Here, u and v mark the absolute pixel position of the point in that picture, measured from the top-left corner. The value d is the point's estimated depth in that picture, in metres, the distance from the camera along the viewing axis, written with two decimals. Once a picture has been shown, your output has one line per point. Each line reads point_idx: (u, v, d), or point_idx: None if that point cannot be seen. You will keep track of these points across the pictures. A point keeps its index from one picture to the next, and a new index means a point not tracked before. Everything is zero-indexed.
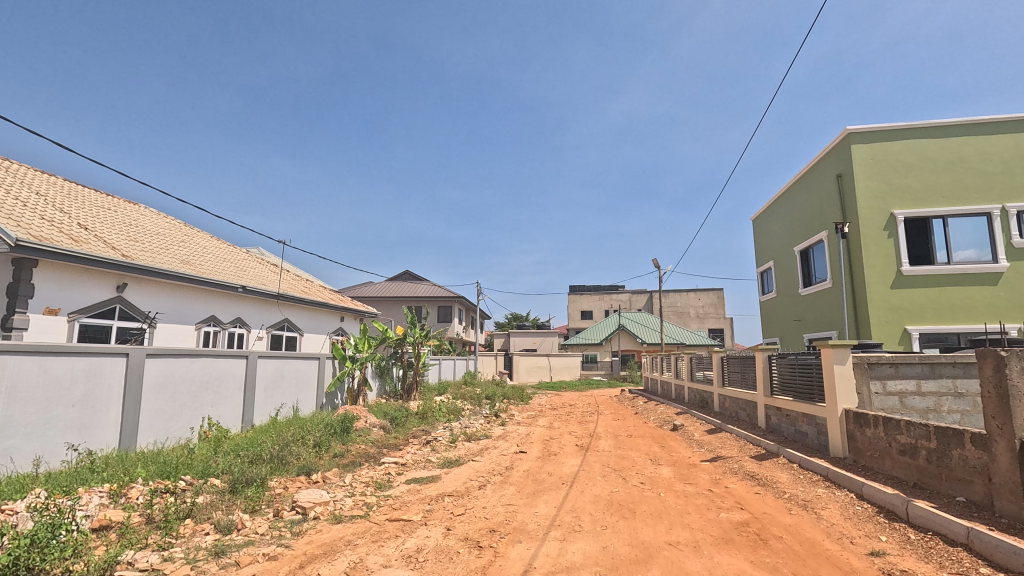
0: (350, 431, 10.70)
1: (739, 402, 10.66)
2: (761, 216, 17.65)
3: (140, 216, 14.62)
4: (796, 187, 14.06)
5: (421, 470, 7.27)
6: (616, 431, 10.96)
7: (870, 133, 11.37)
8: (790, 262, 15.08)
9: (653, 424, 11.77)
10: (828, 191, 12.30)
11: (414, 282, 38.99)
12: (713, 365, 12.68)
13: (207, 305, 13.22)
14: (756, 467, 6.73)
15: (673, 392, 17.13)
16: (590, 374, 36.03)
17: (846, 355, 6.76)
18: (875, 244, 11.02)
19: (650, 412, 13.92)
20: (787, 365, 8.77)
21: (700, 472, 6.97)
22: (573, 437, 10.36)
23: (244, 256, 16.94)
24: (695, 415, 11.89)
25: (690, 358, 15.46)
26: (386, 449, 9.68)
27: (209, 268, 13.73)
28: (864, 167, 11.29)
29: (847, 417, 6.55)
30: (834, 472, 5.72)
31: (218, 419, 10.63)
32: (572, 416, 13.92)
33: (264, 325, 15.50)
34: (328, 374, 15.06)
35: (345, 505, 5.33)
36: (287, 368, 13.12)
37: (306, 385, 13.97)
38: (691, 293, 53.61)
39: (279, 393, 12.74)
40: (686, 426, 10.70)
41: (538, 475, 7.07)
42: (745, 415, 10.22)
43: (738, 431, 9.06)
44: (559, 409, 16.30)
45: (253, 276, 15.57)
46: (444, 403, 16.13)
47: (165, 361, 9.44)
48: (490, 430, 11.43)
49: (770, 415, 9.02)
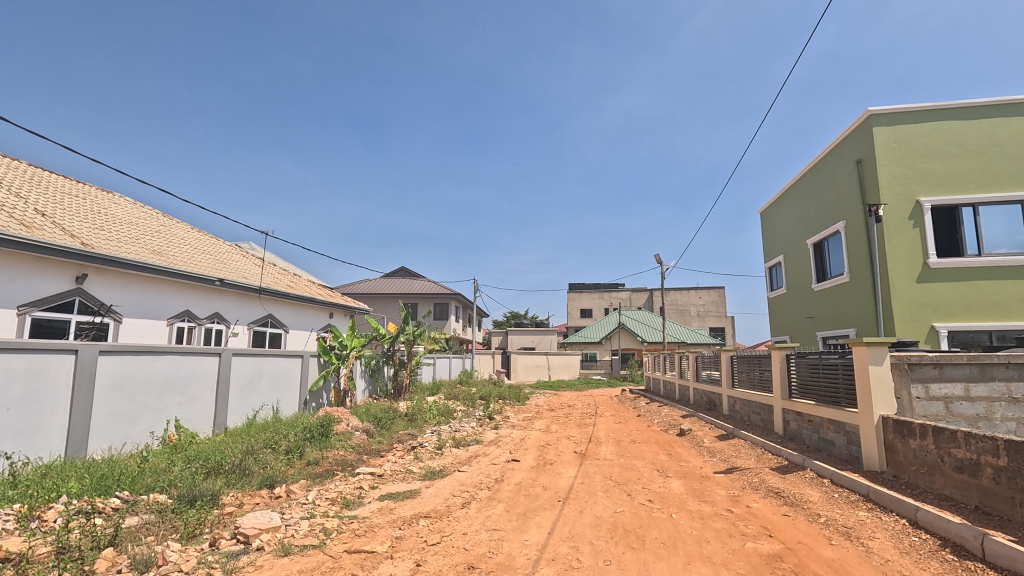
0: (330, 435, 9.86)
1: (752, 405, 9.78)
2: (770, 208, 16.80)
3: (111, 205, 13.78)
4: (810, 175, 13.19)
5: (398, 484, 6.43)
6: (617, 436, 10.12)
7: (893, 114, 10.51)
8: (802, 256, 14.23)
9: (657, 428, 10.93)
10: (846, 178, 11.46)
11: (410, 278, 38.15)
12: (721, 364, 11.80)
13: (181, 299, 12.39)
14: (780, 483, 5.88)
15: (678, 393, 16.27)
16: (590, 373, 35.17)
17: (883, 355, 5.91)
18: (899, 235, 10.18)
19: (653, 414, 13.06)
20: (807, 366, 7.95)
21: (715, 486, 6.12)
22: (572, 444, 9.51)
23: (225, 249, 16.10)
24: (704, 418, 11.00)
25: (695, 358, 14.59)
26: (367, 457, 8.83)
27: (185, 260, 12.90)
28: (886, 151, 10.44)
29: (885, 425, 5.71)
30: (876, 492, 4.89)
31: (186, 422, 9.80)
32: (571, 419, 13.09)
33: (245, 321, 14.65)
34: (312, 372, 14.22)
35: (297, 531, 4.47)
36: (266, 366, 12.29)
37: (288, 385, 13.14)
38: (692, 291, 52.81)
39: (257, 393, 11.91)
40: (694, 431, 9.85)
41: (531, 490, 6.24)
42: (759, 419, 9.34)
43: (753, 438, 8.22)
44: (558, 410, 15.45)
45: (233, 269, 14.73)
46: (436, 404, 15.32)
47: (123, 359, 8.61)
48: (482, 434, 10.62)
49: (788, 420, 8.17)
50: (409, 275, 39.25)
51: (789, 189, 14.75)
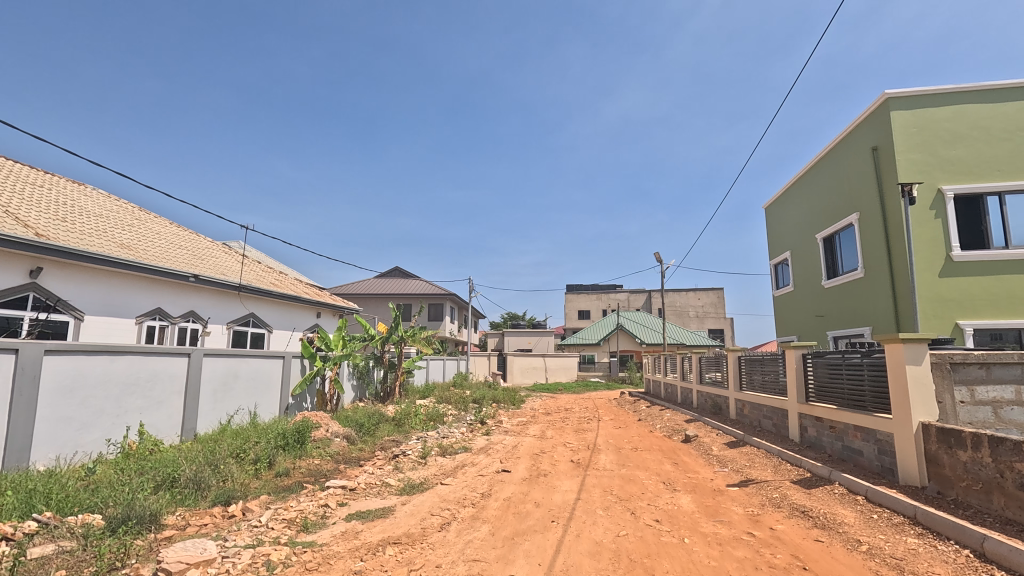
0: (306, 443, 9.09)
1: (764, 408, 9.04)
2: (775, 203, 16.12)
3: (81, 197, 13.06)
4: (821, 166, 12.50)
5: (372, 501, 5.67)
6: (618, 442, 9.37)
7: (912, 98, 9.81)
8: (811, 252, 13.54)
9: (661, 433, 10.18)
10: (861, 167, 10.76)
11: (405, 278, 37.37)
12: (727, 365, 11.05)
13: (151, 296, 11.63)
14: (806, 500, 5.15)
15: (680, 396, 15.52)
16: (588, 375, 34.43)
17: (922, 353, 5.19)
18: (920, 226, 9.48)
19: (655, 418, 12.32)
20: (826, 367, 7.24)
21: (730, 503, 5.38)
22: (569, 451, 8.75)
23: (206, 245, 15.36)
24: (710, 423, 10.25)
25: (698, 359, 13.85)
26: (344, 467, 8.05)
27: (157, 255, 12.13)
28: (905, 137, 9.74)
29: (926, 434, 4.98)
30: (925, 514, 4.18)
31: (150, 428, 9.03)
32: (568, 424, 12.33)
33: (224, 320, 13.88)
34: (295, 374, 13.44)
35: (234, 565, 3.71)
36: (242, 367, 11.51)
37: (267, 388, 12.35)
38: (691, 292, 52.14)
39: (233, 395, 11.13)
40: (700, 437, 9.10)
41: (521, 507, 5.50)
42: (772, 424, 8.60)
43: (768, 446, 7.47)
44: (554, 414, 14.69)
45: (211, 265, 13.97)
46: (426, 408, 14.55)
47: (76, 360, 7.85)
48: (472, 441, 9.86)
49: (806, 426, 7.44)
50: (403, 275, 38.47)
51: (797, 183, 14.07)
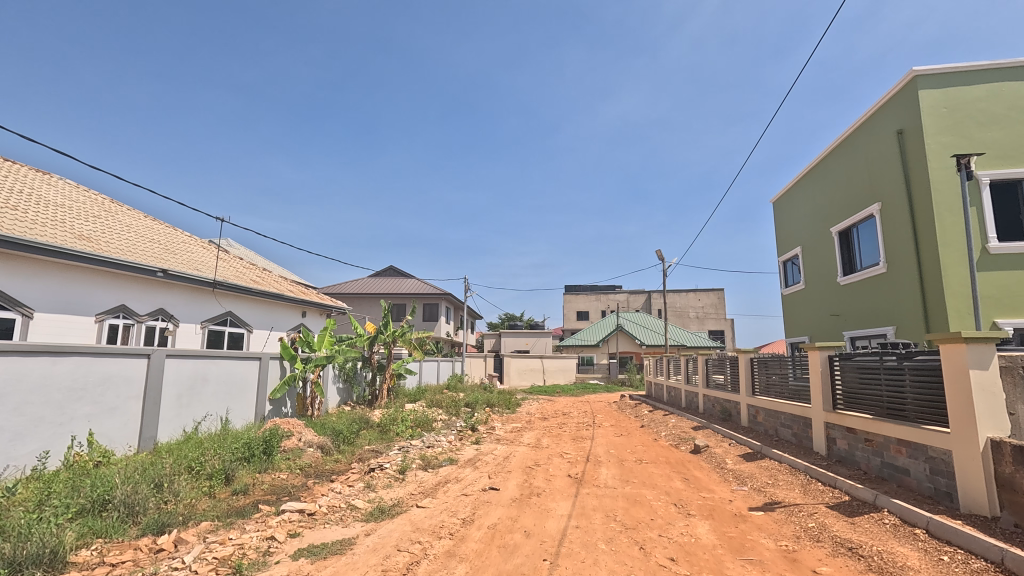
0: (274, 454, 8.20)
1: (781, 415, 8.16)
2: (784, 197, 15.29)
3: (45, 187, 12.22)
4: (837, 153, 11.65)
5: (330, 530, 4.77)
6: (619, 453, 8.50)
7: (942, 75, 8.96)
8: (824, 246, 12.70)
9: (667, 443, 9.30)
10: (884, 152, 9.92)
11: (400, 278, 36.45)
12: (738, 368, 10.16)
13: (113, 292, 10.73)
14: (851, 532, 4.27)
15: (684, 400, 14.64)
16: (588, 377, 33.49)
17: (988, 355, 4.36)
18: (952, 215, 8.63)
19: (659, 425, 11.44)
20: (856, 370, 6.40)
21: (757, 535, 4.50)
22: (565, 464, 7.86)
23: (182, 240, 14.51)
24: (720, 431, 9.36)
25: (704, 361, 12.95)
26: (312, 484, 7.12)
27: (122, 248, 11.25)
28: (934, 119, 8.89)
29: (997, 453, 4.14)
30: (1017, 560, 3.30)
31: (101, 437, 8.11)
32: (566, 431, 11.46)
33: (198, 320, 12.98)
34: (273, 377, 12.55)
35: None
36: (211, 370, 10.60)
37: (241, 392, 11.46)
38: (692, 293, 51.31)
39: (200, 400, 10.22)
40: (712, 448, 8.21)
41: (507, 538, 4.63)
42: (791, 434, 7.72)
43: (791, 460, 6.59)
44: (551, 420, 13.81)
45: (185, 260, 13.09)
46: (415, 413, 13.67)
47: (7, 361, 6.97)
48: (460, 451, 8.99)
49: (834, 437, 6.56)
50: (398, 275, 37.56)
51: (810, 173, 13.22)
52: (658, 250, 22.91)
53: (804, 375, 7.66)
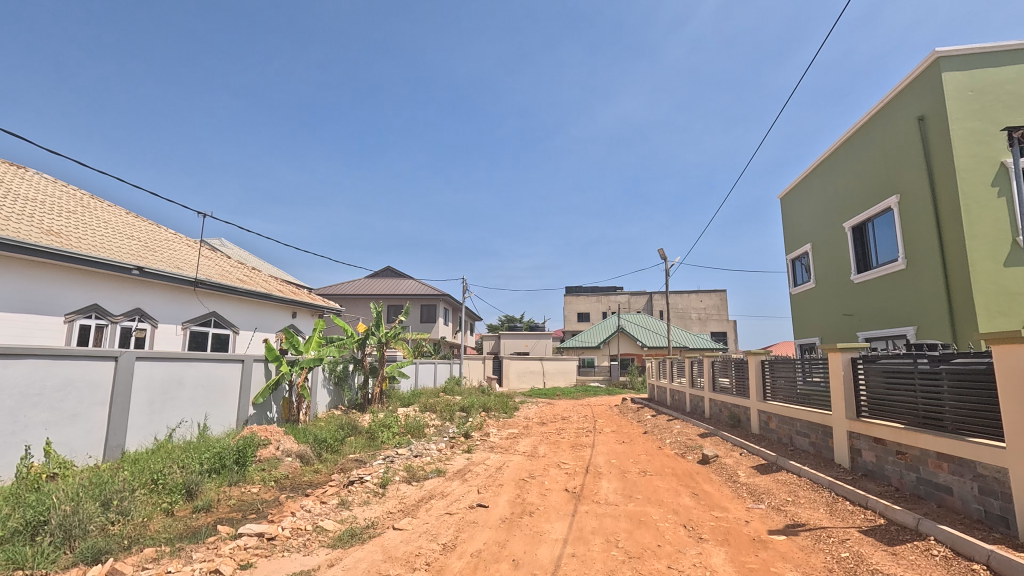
0: (247, 465, 7.58)
1: (798, 422, 7.52)
2: (792, 192, 14.68)
3: (18, 181, 11.65)
4: (851, 144, 11.04)
5: (288, 560, 4.15)
6: (621, 463, 7.86)
7: (967, 56, 8.35)
8: (836, 243, 12.09)
9: (672, 451, 8.67)
10: (903, 140, 9.32)
11: (397, 278, 35.87)
12: (748, 371, 9.52)
13: (84, 291, 10.13)
14: (894, 566, 3.64)
15: (689, 404, 14.00)
16: (588, 380, 32.84)
17: None
18: (980, 206, 8.00)
19: (663, 431, 10.80)
20: (884, 374, 5.77)
21: (783, 567, 3.87)
22: (562, 477, 7.22)
23: (165, 237, 13.92)
24: (729, 439, 8.72)
25: (710, 364, 12.29)
26: (285, 499, 6.48)
27: (96, 245, 10.67)
28: (960, 103, 8.28)
29: None
30: None
31: (60, 447, 7.51)
32: (564, 437, 10.82)
33: (179, 320, 12.37)
34: (257, 380, 11.95)
35: None
36: (188, 373, 10.01)
37: (221, 397, 10.85)
38: (694, 294, 50.68)
39: (175, 405, 9.62)
40: (722, 458, 7.57)
41: (491, 570, 4.01)
42: (809, 444, 7.08)
43: (812, 473, 5.95)
44: (549, 426, 13.19)
45: (165, 258, 12.48)
46: (407, 418, 13.04)
47: None
48: (450, 460, 8.37)
49: (859, 448, 5.93)
50: (396, 276, 36.95)
51: (821, 166, 12.61)
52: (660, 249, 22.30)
53: (822, 379, 7.02)
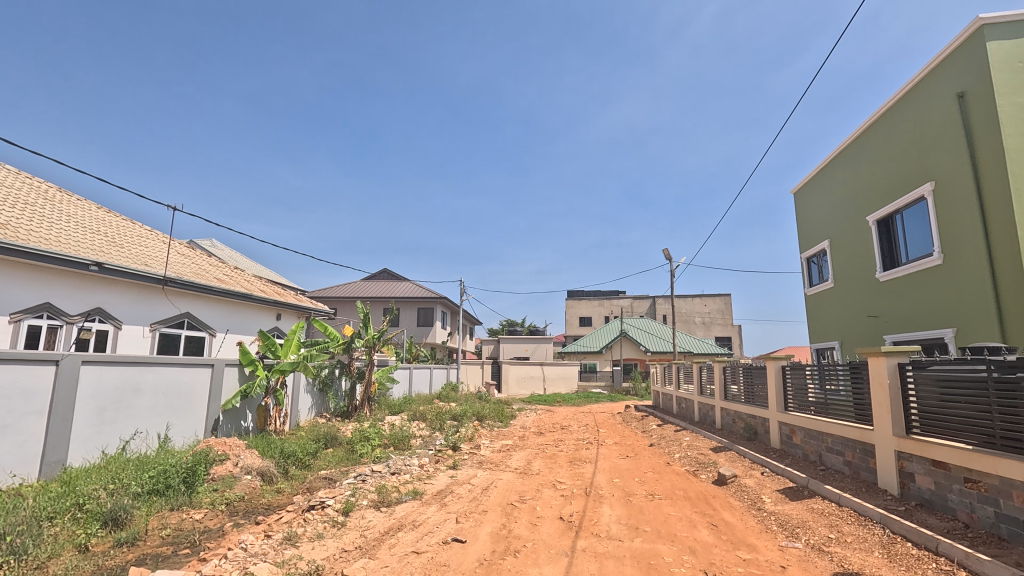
0: (196, 485, 6.61)
1: (829, 438, 6.52)
2: (807, 186, 13.74)
3: None
4: (877, 129, 10.11)
5: None
6: (625, 484, 6.88)
7: (1014, 25, 7.41)
8: (858, 238, 11.14)
9: (683, 469, 7.69)
10: (939, 121, 8.39)
11: (395, 280, 35.01)
12: (767, 379, 8.53)
13: (35, 289, 9.24)
14: None
15: (697, 413, 13.01)
16: (590, 386, 31.84)
17: None
18: None
19: (672, 444, 9.80)
20: (939, 384, 4.80)
21: None
22: (556, 501, 6.24)
23: (136, 233, 13.03)
24: (747, 455, 7.74)
25: (720, 369, 11.29)
26: (229, 529, 5.51)
27: (50, 238, 9.78)
28: (1007, 76, 7.33)
29: None
30: None
31: None
32: (562, 451, 9.83)
33: (146, 322, 11.45)
34: (229, 387, 11.03)
35: None
36: (147, 379, 9.08)
37: (186, 405, 9.91)
38: (698, 298, 49.62)
39: (130, 414, 8.69)
40: (742, 479, 6.59)
41: None
42: (844, 463, 6.11)
43: (855, 502, 4.96)
44: (546, 436, 12.20)
45: (132, 254, 11.56)
46: (393, 428, 12.08)
47: None
48: (431, 479, 7.40)
49: (912, 472, 4.94)
50: (393, 278, 36.13)
51: (840, 155, 11.70)
52: (664, 249, 21.37)
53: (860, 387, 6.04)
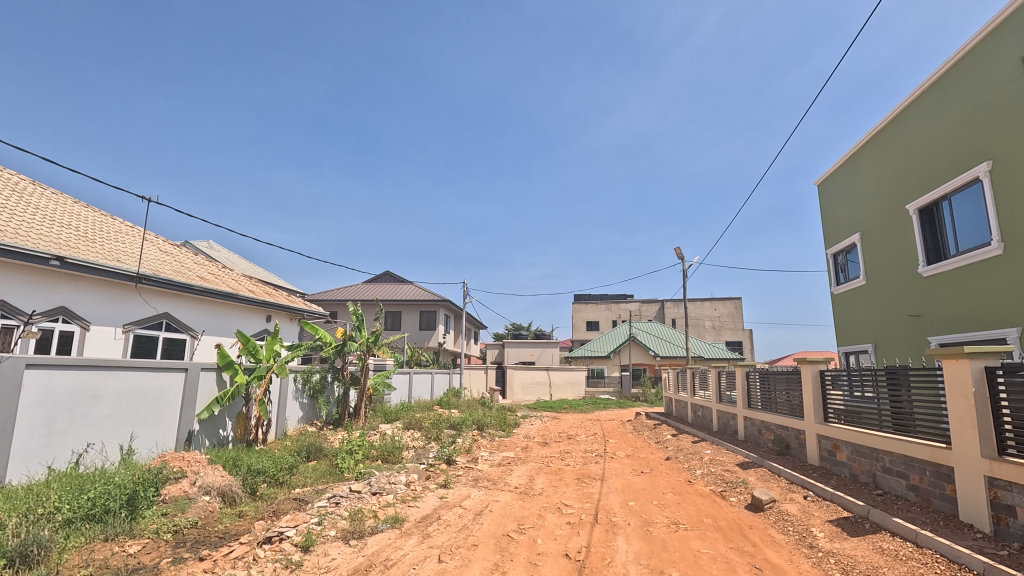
0: (140, 510, 5.65)
1: (889, 456, 5.46)
2: (833, 176, 12.71)
3: None
4: (927, 106, 9.13)
5: None
6: (642, 509, 5.86)
7: None
8: (895, 230, 10.10)
9: (708, 490, 6.65)
10: (1006, 90, 7.41)
11: (397, 283, 34.16)
12: (801, 386, 7.50)
13: None
14: None
15: (715, 423, 11.94)
16: (598, 392, 30.75)
17: None
18: None
19: (691, 458, 8.76)
20: None
21: None
22: (561, 532, 5.22)
23: (114, 229, 12.23)
24: (782, 474, 6.71)
25: (743, 375, 10.22)
26: (165, 569, 4.54)
27: (7, 230, 8.94)
28: None
29: None
30: None
31: None
32: (568, 465, 8.81)
33: (118, 322, 10.58)
34: (206, 393, 10.14)
35: None
36: (107, 385, 8.17)
37: (156, 414, 9.00)
38: (707, 302, 48.48)
39: (86, 425, 7.79)
40: (782, 505, 5.56)
41: None
42: (910, 488, 5.07)
43: (939, 543, 3.93)
44: (552, 448, 11.20)
45: (105, 250, 10.72)
46: (385, 438, 11.12)
47: None
48: (417, 502, 6.40)
49: (1012, 506, 3.90)
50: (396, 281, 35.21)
51: (877, 137, 10.68)
52: (676, 249, 20.33)
53: (912, 395, 5.33)
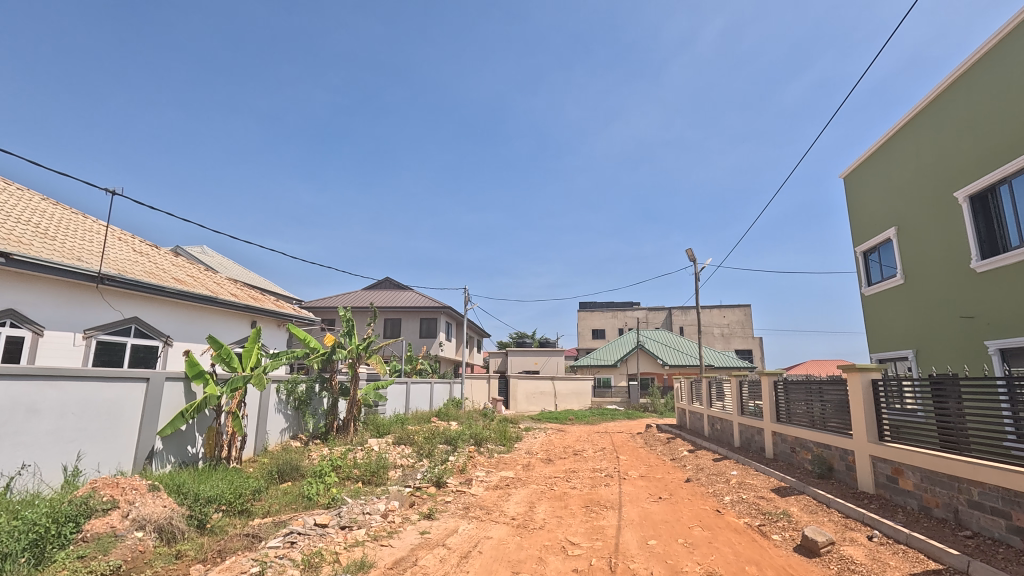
0: (47, 552, 4.58)
1: (977, 488, 4.36)
2: (862, 166, 11.60)
3: None
4: (976, 80, 8.08)
5: None
6: (667, 551, 4.73)
7: None
8: (940, 221, 8.99)
9: (743, 524, 5.53)
10: None
11: (397, 290, 33.03)
12: (849, 397, 6.35)
13: None
14: None
15: (737, 438, 10.76)
16: (605, 402, 29.45)
17: None
18: None
19: (715, 482, 7.61)
20: None
21: None
22: None
23: (82, 226, 11.31)
24: (833, 505, 5.57)
25: (769, 385, 9.07)
26: None
27: None
28: None
29: None
30: None
31: None
32: (574, 489, 7.68)
33: (77, 327, 9.62)
34: (170, 404, 9.12)
35: None
36: (47, 397, 7.15)
37: (109, 429, 7.96)
38: (716, 309, 47.12)
39: (21, 442, 6.78)
40: (843, 548, 4.44)
41: None
42: (1015, 531, 3.96)
43: None
44: (556, 466, 10.06)
45: (65, 247, 9.78)
46: (370, 455, 10.03)
47: None
48: (391, 541, 5.29)
49: None
50: (397, 288, 34.28)
51: (916, 119, 9.60)
52: (687, 250, 19.21)
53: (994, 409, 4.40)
